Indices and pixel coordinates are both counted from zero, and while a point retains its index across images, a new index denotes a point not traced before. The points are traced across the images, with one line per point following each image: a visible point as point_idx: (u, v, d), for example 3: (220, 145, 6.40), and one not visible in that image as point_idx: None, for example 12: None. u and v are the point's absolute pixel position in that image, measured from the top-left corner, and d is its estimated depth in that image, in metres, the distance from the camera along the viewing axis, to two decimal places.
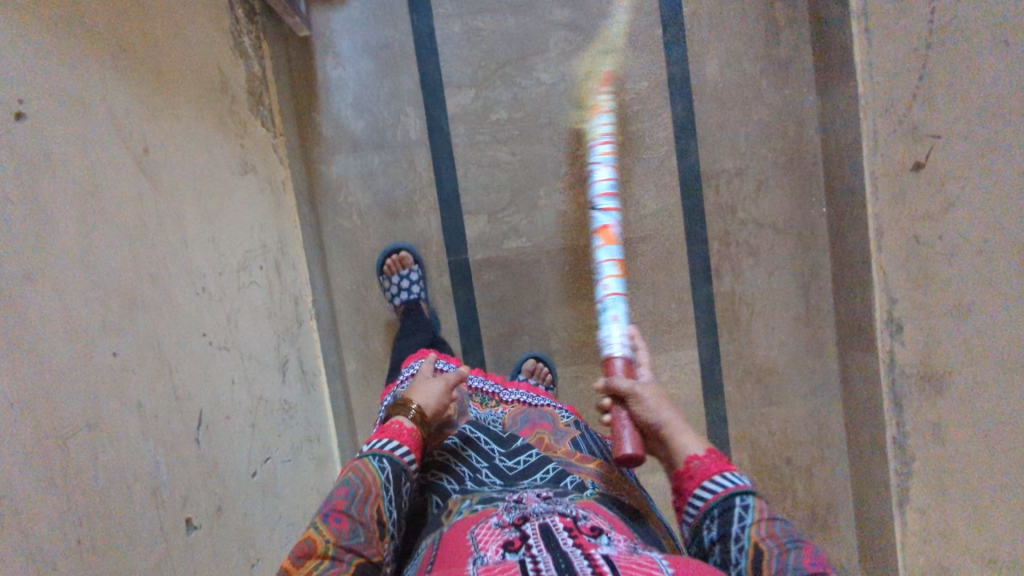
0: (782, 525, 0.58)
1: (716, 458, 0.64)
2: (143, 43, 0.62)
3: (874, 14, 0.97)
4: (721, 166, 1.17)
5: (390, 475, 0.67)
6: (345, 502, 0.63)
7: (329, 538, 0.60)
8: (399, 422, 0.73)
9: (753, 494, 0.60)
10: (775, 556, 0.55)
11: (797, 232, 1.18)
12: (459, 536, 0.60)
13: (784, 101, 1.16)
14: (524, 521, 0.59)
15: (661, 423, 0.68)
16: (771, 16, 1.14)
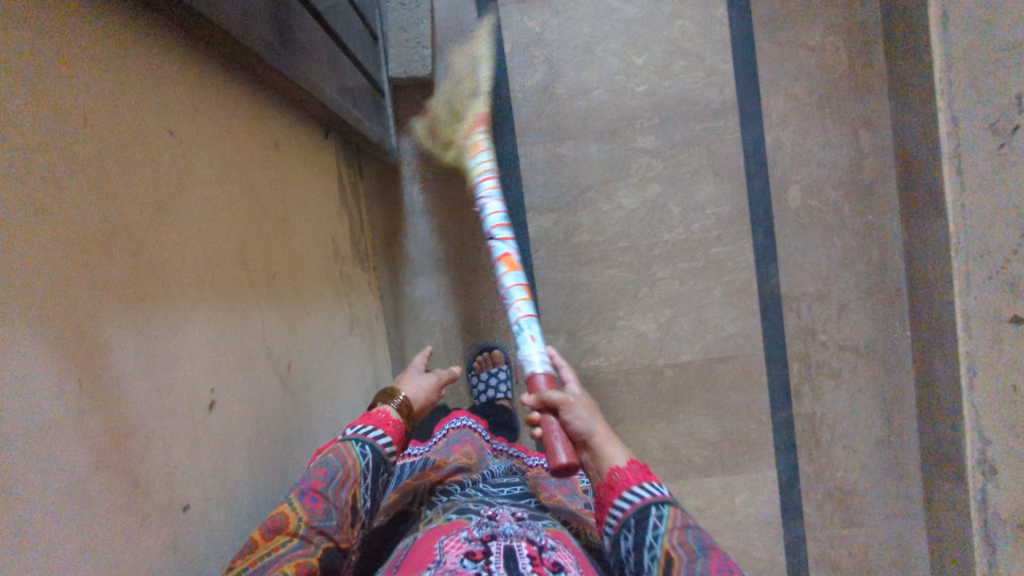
0: (694, 534, 0.58)
1: (639, 471, 0.61)
2: (288, 266, 0.72)
3: (969, 165, 0.97)
4: (803, 290, 1.17)
5: (370, 465, 0.61)
6: (322, 483, 0.58)
7: (302, 517, 0.57)
8: (385, 411, 0.67)
9: (670, 504, 0.59)
10: (684, 564, 0.55)
11: (880, 356, 1.17)
12: (426, 548, 0.62)
13: (868, 227, 1.16)
14: (491, 539, 0.60)
15: (587, 433, 0.62)
16: (855, 144, 1.15)
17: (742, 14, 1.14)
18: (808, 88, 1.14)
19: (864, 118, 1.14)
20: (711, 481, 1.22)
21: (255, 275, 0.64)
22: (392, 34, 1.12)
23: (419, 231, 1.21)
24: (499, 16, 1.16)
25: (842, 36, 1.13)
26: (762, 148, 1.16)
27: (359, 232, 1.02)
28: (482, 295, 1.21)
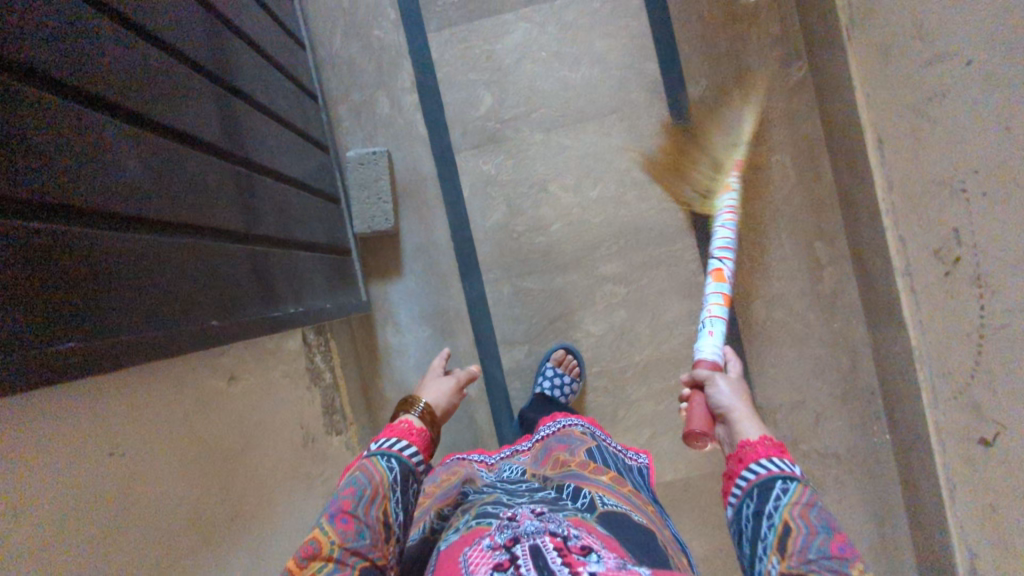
0: (818, 511, 0.55)
1: (769, 444, 0.62)
2: (249, 488, 0.72)
3: (920, 284, 0.99)
4: (778, 401, 1.19)
5: (397, 476, 0.66)
6: (351, 503, 0.61)
7: (335, 539, 0.58)
8: (410, 420, 0.76)
9: (797, 480, 0.57)
10: (801, 536, 0.53)
11: (863, 460, 1.17)
12: (450, 562, 0.59)
13: (835, 334, 1.17)
14: (515, 541, 0.58)
15: (726, 407, 0.69)
16: (813, 256, 1.17)
17: (688, 140, 1.18)
18: (760, 205, 1.17)
19: (818, 229, 1.17)
20: None
21: (217, 539, 0.65)
22: (355, 191, 1.16)
23: (396, 371, 1.23)
24: (456, 161, 1.20)
25: (789, 152, 1.17)
26: (721, 266, 1.18)
27: (332, 397, 1.03)
28: (463, 429, 1.23)
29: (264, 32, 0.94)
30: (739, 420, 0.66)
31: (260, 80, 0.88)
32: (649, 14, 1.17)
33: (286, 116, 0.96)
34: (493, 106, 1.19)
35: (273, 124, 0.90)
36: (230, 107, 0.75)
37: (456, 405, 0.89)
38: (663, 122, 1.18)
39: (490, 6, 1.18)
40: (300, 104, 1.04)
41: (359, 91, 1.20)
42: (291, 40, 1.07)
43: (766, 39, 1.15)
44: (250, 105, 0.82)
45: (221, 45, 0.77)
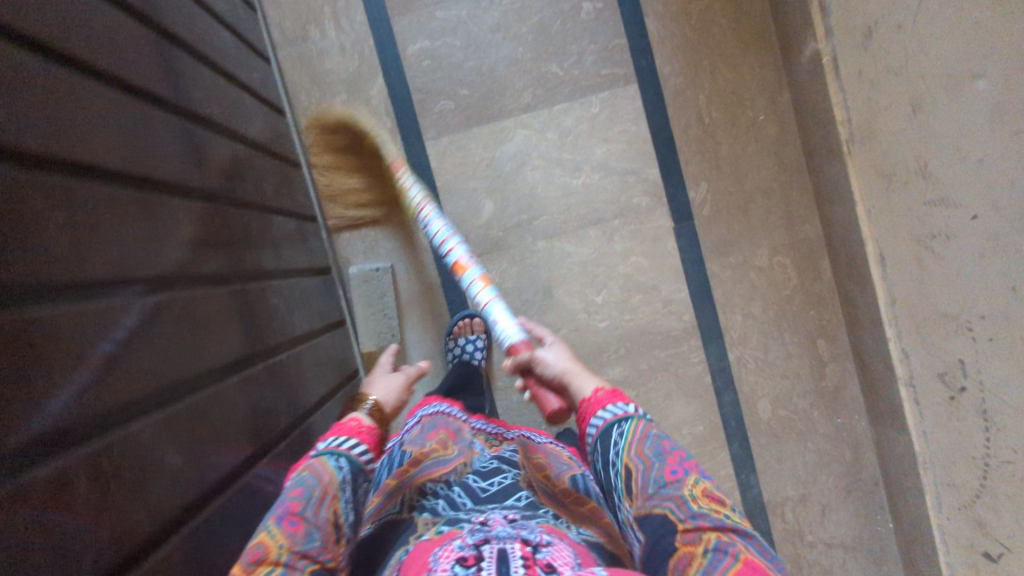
0: (652, 442, 0.62)
1: (604, 392, 0.69)
2: None
3: (922, 396, 1.02)
4: (785, 495, 1.21)
5: (347, 476, 0.64)
6: (300, 505, 0.59)
7: (283, 543, 0.56)
8: (357, 419, 0.74)
9: (631, 421, 0.64)
10: (641, 473, 0.59)
11: (868, 548, 1.21)
12: (418, 552, 0.60)
13: (838, 428, 1.20)
14: (484, 543, 0.58)
15: (560, 373, 0.74)
16: (815, 353, 1.19)
17: (691, 243, 1.18)
18: (764, 307, 1.18)
19: (821, 329, 1.18)
20: None
21: None
22: (360, 307, 1.17)
23: None
24: None
25: (791, 254, 1.17)
26: (727, 366, 1.20)
27: None
28: None
29: (266, 181, 0.91)
30: (579, 379, 0.72)
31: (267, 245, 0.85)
32: (648, 119, 1.17)
33: (293, 263, 0.94)
34: (494, 213, 1.18)
35: (287, 282, 0.90)
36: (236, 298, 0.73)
37: (406, 401, 0.88)
38: (666, 227, 1.18)
39: (488, 112, 1.17)
40: (304, 237, 1.02)
41: (358, 202, 1.17)
42: (288, 168, 1.04)
43: (764, 142, 1.16)
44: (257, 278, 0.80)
45: (226, 231, 0.74)
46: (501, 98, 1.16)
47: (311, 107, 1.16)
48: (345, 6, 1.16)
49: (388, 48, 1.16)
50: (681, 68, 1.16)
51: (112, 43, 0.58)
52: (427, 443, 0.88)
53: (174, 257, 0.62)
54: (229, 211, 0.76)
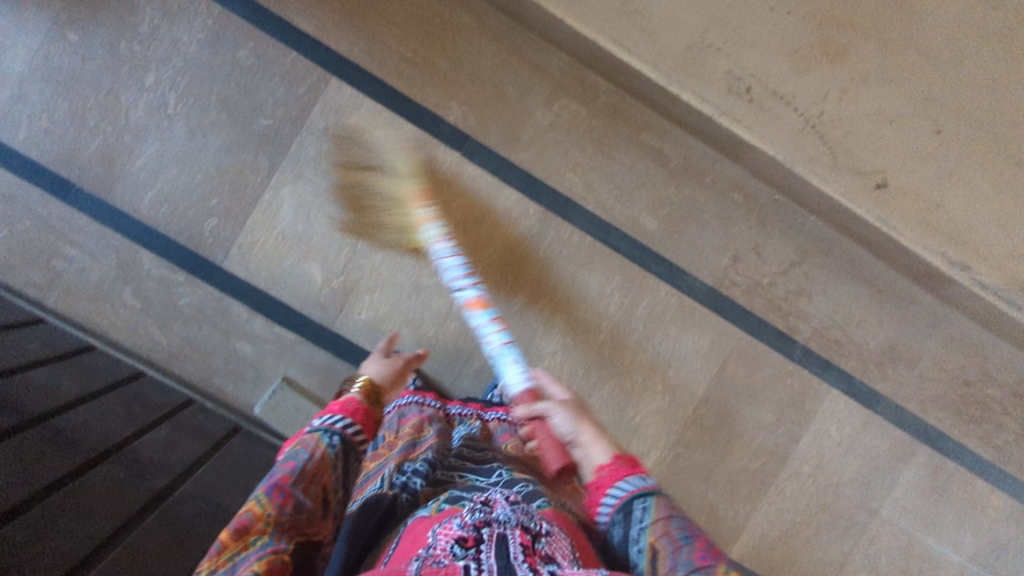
0: (678, 523, 0.68)
1: (621, 463, 0.73)
2: None
3: (738, 112, 1.05)
4: (722, 267, 1.26)
5: (339, 452, 0.73)
6: (289, 478, 0.69)
7: (272, 512, 0.66)
8: (353, 401, 0.81)
9: (652, 497, 0.69)
10: (668, 554, 0.65)
11: (812, 248, 1.27)
12: (420, 536, 0.66)
13: (714, 186, 1.24)
14: (485, 523, 0.62)
15: (575, 437, 0.80)
16: (648, 148, 1.22)
17: (484, 153, 1.19)
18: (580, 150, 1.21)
19: (633, 128, 1.22)
20: (801, 444, 1.28)
21: None
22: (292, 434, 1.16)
23: None
24: (338, 332, 1.19)
25: (563, 95, 1.20)
26: (595, 217, 1.22)
27: None
28: None
29: (110, 422, 0.91)
30: (592, 447, 0.77)
31: (146, 473, 0.85)
32: (367, 94, 1.18)
33: (191, 462, 0.93)
34: (324, 269, 1.18)
35: (201, 467, 0.94)
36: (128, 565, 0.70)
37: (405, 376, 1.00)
38: (456, 159, 1.19)
39: (247, 200, 1.17)
40: (187, 425, 1.02)
41: (216, 355, 1.17)
42: (125, 387, 1.02)
43: (466, 31, 1.18)
44: (154, 523, 0.78)
45: (91, 500, 0.74)
46: (246, 180, 1.16)
47: (112, 319, 1.15)
48: (64, 220, 1.14)
49: (126, 221, 1.15)
50: (353, 34, 1.17)
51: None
52: (401, 430, 0.97)
53: (42, 557, 0.62)
54: (94, 461, 0.80)
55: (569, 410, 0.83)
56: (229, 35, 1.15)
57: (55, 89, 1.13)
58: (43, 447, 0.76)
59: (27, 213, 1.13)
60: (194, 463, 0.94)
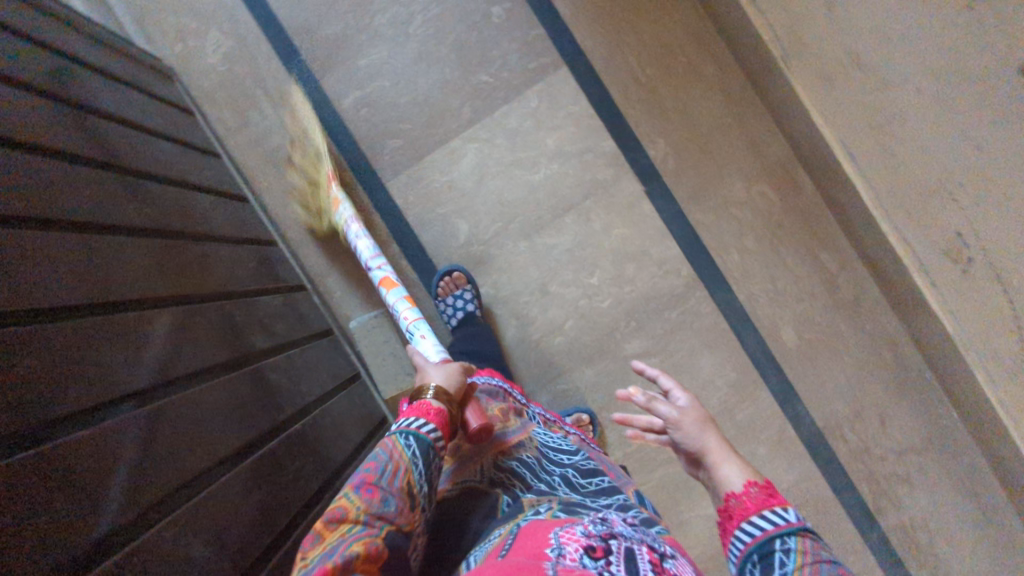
0: (828, 570, 0.55)
1: (756, 493, 0.64)
2: None
3: (939, 279, 0.98)
4: (839, 416, 1.18)
5: (417, 452, 0.68)
6: (374, 475, 0.64)
7: (360, 506, 0.61)
8: (426, 402, 0.76)
9: (796, 536, 0.58)
10: None
11: (937, 444, 1.17)
12: (541, 534, 0.62)
13: (871, 336, 1.17)
14: (611, 536, 0.61)
15: (702, 450, 0.72)
16: (823, 268, 1.16)
17: (666, 198, 1.17)
18: (757, 239, 1.16)
19: (820, 243, 1.16)
20: None
21: None
22: (371, 359, 1.17)
23: None
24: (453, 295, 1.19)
25: (767, 180, 1.16)
26: (740, 308, 1.18)
27: None
28: None
29: (237, 269, 0.94)
30: (724, 465, 0.69)
31: (248, 327, 0.87)
32: (586, 95, 1.17)
33: (284, 339, 0.95)
34: (470, 232, 1.19)
35: (296, 351, 0.97)
36: (214, 401, 0.71)
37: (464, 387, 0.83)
38: (637, 192, 1.17)
39: (435, 139, 1.19)
40: (296, 308, 1.05)
41: (340, 260, 1.20)
42: (257, 246, 1.06)
43: (704, 81, 1.15)
44: (247, 373, 0.80)
45: (200, 327, 0.76)
46: (442, 121, 1.18)
47: (270, 186, 1.20)
48: (275, 84, 1.20)
49: (324, 108, 1.19)
50: (602, 38, 1.16)
51: (53, 178, 0.64)
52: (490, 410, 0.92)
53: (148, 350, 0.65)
54: (218, 299, 0.84)
55: (692, 418, 0.75)
56: None
57: None
58: (175, 262, 0.79)
59: (248, 61, 1.20)
60: (286, 342, 0.96)
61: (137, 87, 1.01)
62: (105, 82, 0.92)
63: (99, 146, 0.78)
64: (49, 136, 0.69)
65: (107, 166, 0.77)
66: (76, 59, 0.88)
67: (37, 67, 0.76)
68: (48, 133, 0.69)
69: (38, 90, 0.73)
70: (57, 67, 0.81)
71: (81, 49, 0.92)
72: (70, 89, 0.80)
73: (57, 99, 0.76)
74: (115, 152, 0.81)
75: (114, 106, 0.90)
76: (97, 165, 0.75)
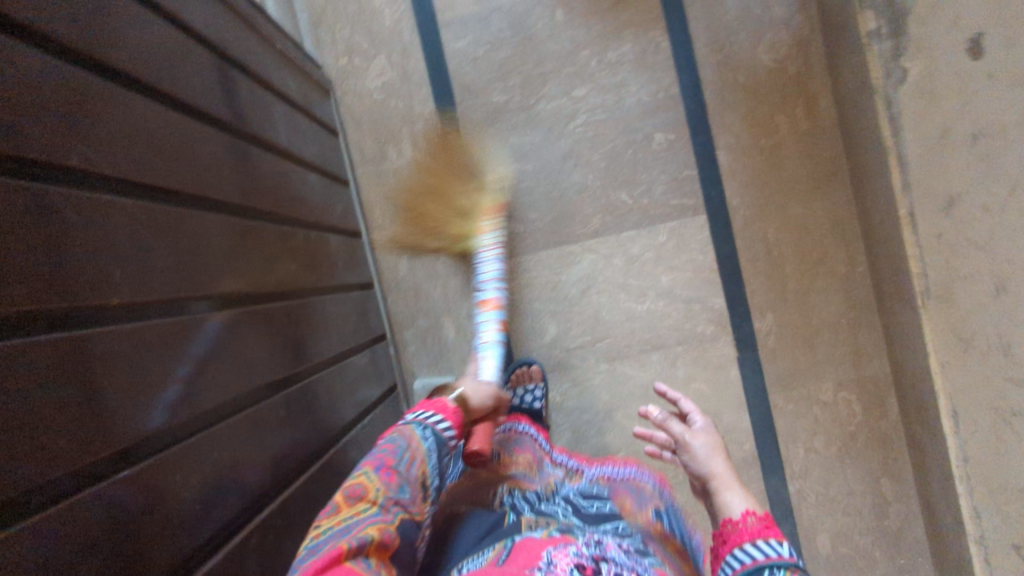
0: None
1: (753, 523, 0.66)
2: None
3: (995, 562, 0.97)
4: None
5: (433, 445, 0.69)
6: (393, 459, 0.65)
7: (378, 489, 0.62)
8: (442, 401, 0.77)
9: (786, 567, 0.60)
10: None
11: None
12: (533, 550, 0.65)
13: (900, 571, 1.17)
14: (602, 560, 0.64)
15: (708, 473, 0.75)
16: (878, 491, 1.16)
17: (755, 373, 1.17)
18: (826, 444, 1.16)
19: (884, 468, 1.16)
20: None
21: None
22: None
23: None
24: None
25: (856, 391, 1.15)
26: (786, 499, 1.18)
27: None
28: None
29: (328, 330, 0.90)
30: (726, 491, 0.71)
31: (334, 410, 0.87)
32: (715, 248, 1.16)
33: (355, 416, 0.94)
34: (557, 336, 1.19)
35: (353, 427, 0.93)
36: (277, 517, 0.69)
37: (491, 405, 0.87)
38: (729, 356, 1.17)
39: (555, 238, 1.18)
40: (375, 366, 1.05)
41: (425, 317, 1.19)
42: (360, 296, 1.05)
43: (833, 277, 1.14)
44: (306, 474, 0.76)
45: (290, 420, 0.74)
46: (569, 223, 1.18)
47: (385, 224, 1.19)
48: (423, 128, 1.19)
49: (460, 169, 1.18)
50: (750, 201, 1.15)
51: (182, 255, 0.60)
52: (517, 455, 0.94)
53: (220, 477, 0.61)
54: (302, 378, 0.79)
55: (703, 442, 0.79)
56: (663, 116, 1.16)
57: (508, 37, 1.17)
58: (289, 337, 0.77)
59: (405, 98, 1.18)
60: (356, 420, 0.95)
61: (303, 108, 0.98)
62: (282, 105, 0.90)
63: (252, 193, 0.75)
64: (211, 186, 0.67)
65: (254, 216, 0.75)
66: (265, 80, 0.86)
67: (221, 94, 0.72)
68: (211, 186, 0.66)
69: (217, 126, 0.71)
70: (240, 89, 0.78)
71: (272, 70, 0.90)
72: (246, 118, 0.77)
73: (231, 133, 0.74)
74: (269, 194, 0.79)
75: (281, 135, 0.87)
76: (246, 218, 0.73)
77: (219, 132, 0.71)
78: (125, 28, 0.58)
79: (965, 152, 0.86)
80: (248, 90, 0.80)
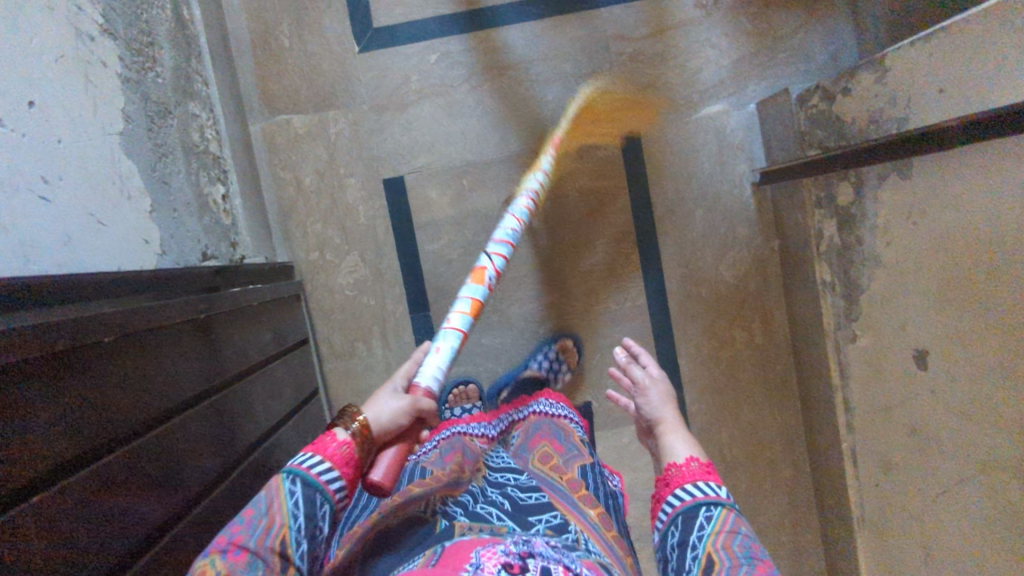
0: (741, 541, 0.63)
1: (696, 467, 0.72)
2: None
3: None
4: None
5: (300, 501, 0.55)
6: (241, 532, 0.53)
7: (220, 571, 0.51)
8: (335, 436, 0.58)
9: (721, 508, 0.66)
10: (725, 568, 0.60)
11: None
12: (462, 553, 0.60)
13: None
14: (529, 555, 0.59)
15: (658, 418, 0.87)
16: None
17: None
18: None
19: None
20: None
21: None
22: None
23: None
24: None
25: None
26: None
27: None
28: None
29: None
30: (669, 432, 0.84)
31: None
32: None
33: None
34: None
35: None
36: None
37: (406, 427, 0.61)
38: None
39: None
40: None
41: None
42: None
43: (778, 479, 1.23)
44: None
45: None
46: None
47: None
48: (395, 326, 1.19)
49: None
50: (707, 406, 1.23)
51: None
52: (444, 453, 0.90)
53: None
54: None
55: (658, 390, 0.91)
56: (629, 324, 1.21)
57: (483, 240, 1.18)
58: None
59: (377, 296, 1.19)
60: None
61: (269, 352, 0.94)
62: (241, 391, 0.80)
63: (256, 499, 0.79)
64: None
65: None
66: (239, 369, 0.81)
67: (206, 441, 0.69)
68: None
69: (174, 524, 0.62)
70: (195, 433, 0.67)
71: (247, 343, 0.85)
72: (200, 467, 0.67)
73: (189, 506, 0.65)
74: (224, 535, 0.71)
75: (244, 430, 0.79)
76: None
77: (170, 540, 0.61)
78: (106, 514, 0.52)
79: (903, 437, 0.96)
80: (210, 420, 0.71)
